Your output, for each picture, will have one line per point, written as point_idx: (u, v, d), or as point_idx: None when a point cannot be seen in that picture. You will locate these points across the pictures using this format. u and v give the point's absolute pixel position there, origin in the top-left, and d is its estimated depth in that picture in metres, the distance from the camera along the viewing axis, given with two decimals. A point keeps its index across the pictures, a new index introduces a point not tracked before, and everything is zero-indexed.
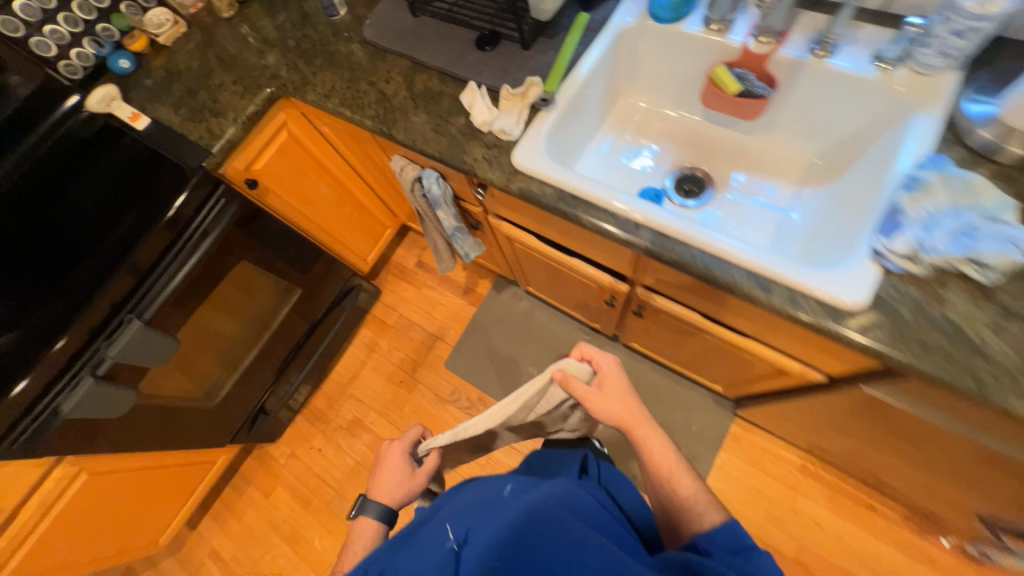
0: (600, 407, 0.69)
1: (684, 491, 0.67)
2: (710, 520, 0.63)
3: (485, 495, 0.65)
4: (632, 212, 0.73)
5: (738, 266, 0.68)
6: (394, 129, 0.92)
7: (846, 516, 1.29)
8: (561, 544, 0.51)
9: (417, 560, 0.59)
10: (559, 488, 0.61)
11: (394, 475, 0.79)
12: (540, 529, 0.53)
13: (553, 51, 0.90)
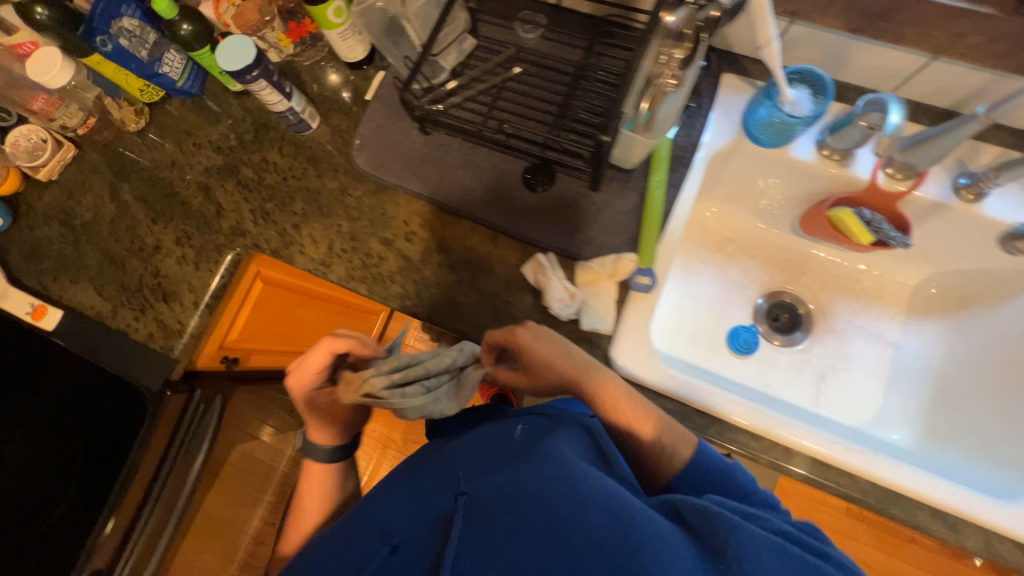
0: (535, 385, 0.61)
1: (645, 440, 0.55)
2: (680, 459, 0.53)
3: (489, 431, 0.56)
4: (789, 438, 0.60)
5: (919, 502, 0.58)
6: (438, 314, 0.70)
7: (888, 552, 1.36)
8: (568, 515, 0.40)
9: (415, 505, 0.49)
10: (578, 429, 0.52)
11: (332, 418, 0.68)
12: (548, 496, 0.42)
13: (631, 193, 0.69)
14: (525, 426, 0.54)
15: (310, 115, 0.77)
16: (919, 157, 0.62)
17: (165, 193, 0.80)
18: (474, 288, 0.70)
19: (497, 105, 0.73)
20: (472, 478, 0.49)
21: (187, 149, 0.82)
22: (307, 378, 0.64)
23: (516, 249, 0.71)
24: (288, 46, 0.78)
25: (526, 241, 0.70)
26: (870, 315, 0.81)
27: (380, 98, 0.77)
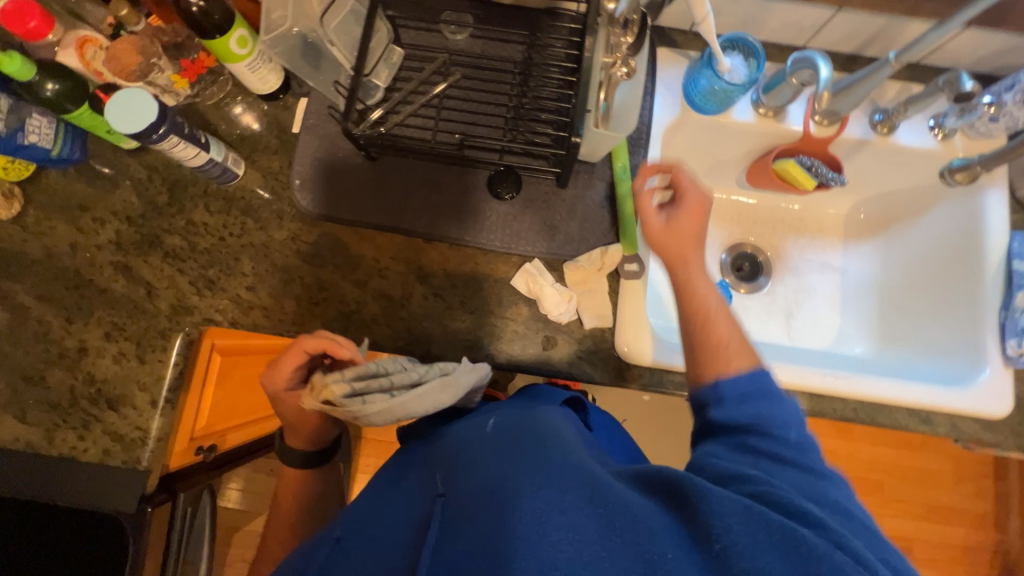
0: (659, 232, 0.58)
1: (717, 333, 0.53)
2: (736, 365, 0.50)
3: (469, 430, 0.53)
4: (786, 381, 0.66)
5: (897, 405, 0.67)
6: (437, 347, 0.67)
7: (851, 439, 1.57)
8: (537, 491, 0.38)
9: (390, 517, 0.46)
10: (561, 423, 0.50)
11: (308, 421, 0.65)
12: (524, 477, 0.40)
13: (600, 183, 0.69)
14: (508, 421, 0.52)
15: (235, 161, 0.68)
16: (842, 104, 0.69)
17: (74, 284, 0.67)
18: (467, 311, 0.67)
19: (444, 115, 0.70)
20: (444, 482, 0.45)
21: (87, 228, 0.69)
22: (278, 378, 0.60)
23: (499, 263, 0.69)
24: (186, 87, 0.68)
25: (508, 253, 0.69)
26: (817, 248, 0.89)
27: (311, 129, 0.70)
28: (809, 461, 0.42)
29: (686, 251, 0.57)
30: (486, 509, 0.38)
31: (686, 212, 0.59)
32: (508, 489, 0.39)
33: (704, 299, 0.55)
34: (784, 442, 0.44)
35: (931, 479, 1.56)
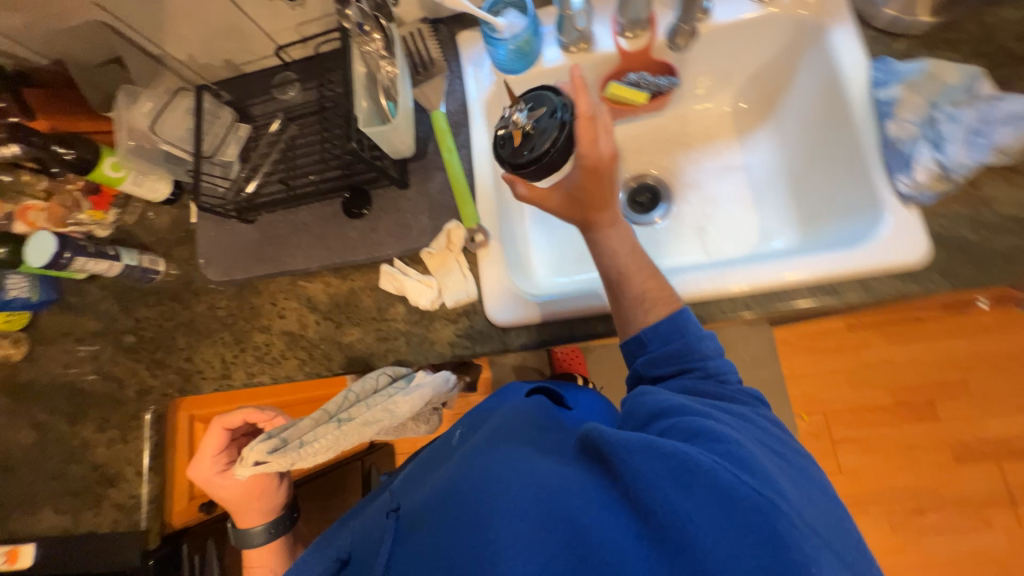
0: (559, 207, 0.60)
1: (634, 290, 0.58)
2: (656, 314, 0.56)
3: (432, 461, 0.65)
4: None
5: (795, 288, 0.61)
6: (338, 364, 0.73)
7: (907, 341, 1.37)
8: (473, 506, 0.44)
9: (362, 523, 0.57)
10: (494, 422, 0.59)
11: (253, 490, 0.77)
12: (463, 493, 0.46)
13: (437, 172, 0.74)
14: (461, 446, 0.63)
15: (153, 261, 0.82)
16: (635, 9, 0.67)
17: (73, 395, 0.84)
18: (355, 324, 0.73)
19: (297, 165, 0.78)
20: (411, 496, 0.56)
21: (72, 348, 0.86)
22: (206, 466, 0.75)
23: (371, 273, 0.74)
24: (105, 215, 0.84)
25: (375, 261, 0.74)
26: (714, 153, 0.83)
27: (202, 215, 0.82)
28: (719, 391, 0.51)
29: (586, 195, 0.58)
30: (430, 522, 0.46)
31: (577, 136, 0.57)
32: (452, 491, 0.47)
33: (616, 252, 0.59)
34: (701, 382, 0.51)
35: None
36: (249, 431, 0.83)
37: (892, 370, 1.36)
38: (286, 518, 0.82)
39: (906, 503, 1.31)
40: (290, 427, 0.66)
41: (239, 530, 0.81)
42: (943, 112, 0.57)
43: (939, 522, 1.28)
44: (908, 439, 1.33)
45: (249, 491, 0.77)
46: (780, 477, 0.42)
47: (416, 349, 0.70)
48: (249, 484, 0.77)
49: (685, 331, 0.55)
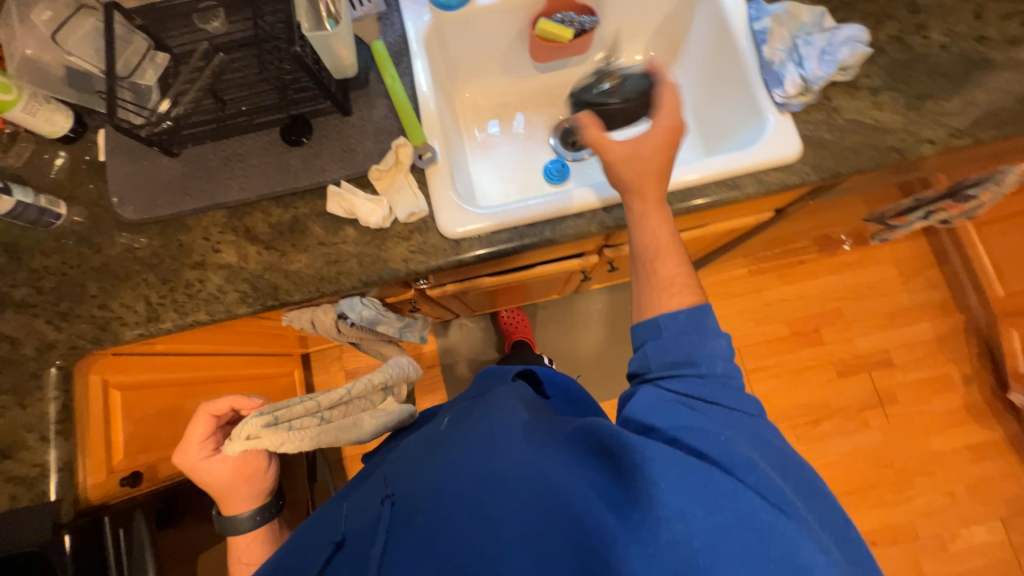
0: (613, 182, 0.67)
1: (667, 269, 0.61)
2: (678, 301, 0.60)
3: (424, 442, 0.66)
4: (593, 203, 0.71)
5: (704, 185, 0.71)
6: (285, 292, 0.71)
7: (794, 280, 1.62)
8: (491, 515, 0.49)
9: (355, 508, 0.58)
10: (493, 406, 0.64)
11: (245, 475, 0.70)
12: (480, 498, 0.50)
13: (379, 99, 0.75)
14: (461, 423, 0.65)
15: (52, 202, 0.73)
16: None
17: None
18: (301, 252, 0.72)
19: (225, 95, 0.75)
20: (409, 478, 0.58)
21: None
22: (193, 450, 0.68)
23: (316, 199, 0.73)
24: None
25: (320, 187, 0.73)
26: None
27: (114, 150, 0.75)
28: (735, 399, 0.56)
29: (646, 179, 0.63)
30: (442, 511, 0.51)
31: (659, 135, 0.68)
32: (474, 483, 0.52)
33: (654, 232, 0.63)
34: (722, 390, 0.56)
35: (880, 288, 1.61)
36: (233, 418, 0.76)
37: (786, 306, 1.61)
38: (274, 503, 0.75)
39: (805, 417, 1.53)
40: (283, 407, 0.66)
41: (222, 520, 0.73)
42: (802, 39, 0.72)
43: (831, 428, 1.52)
44: (803, 362, 1.57)
45: (238, 475, 0.70)
46: (791, 498, 0.48)
47: (368, 268, 0.70)
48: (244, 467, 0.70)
49: (699, 332, 0.58)
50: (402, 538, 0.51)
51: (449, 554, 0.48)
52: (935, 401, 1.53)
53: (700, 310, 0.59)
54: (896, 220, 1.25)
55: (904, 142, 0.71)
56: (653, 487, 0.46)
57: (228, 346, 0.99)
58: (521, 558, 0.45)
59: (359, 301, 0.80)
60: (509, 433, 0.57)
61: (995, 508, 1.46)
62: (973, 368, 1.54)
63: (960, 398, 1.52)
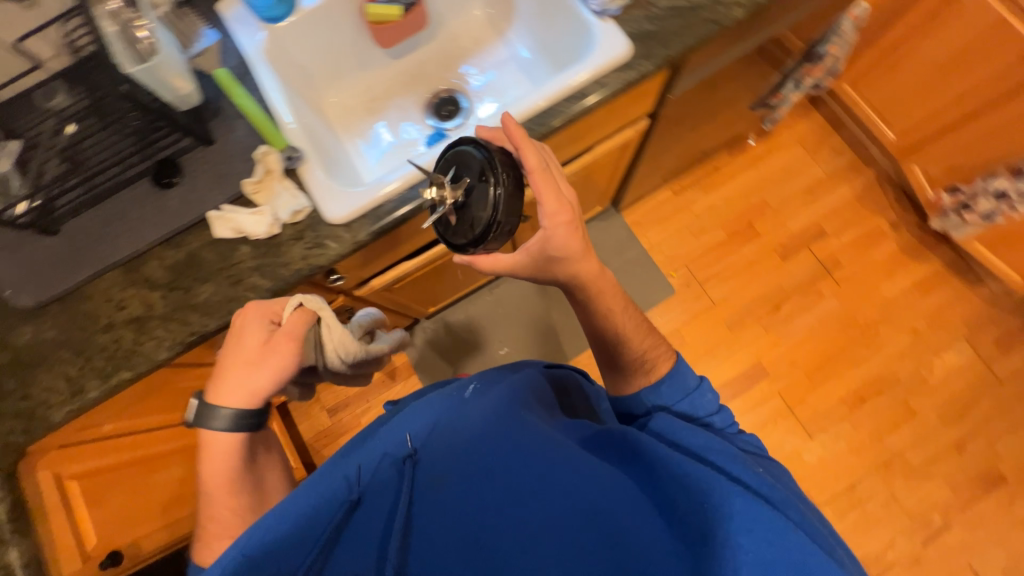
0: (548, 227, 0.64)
1: (639, 348, 0.73)
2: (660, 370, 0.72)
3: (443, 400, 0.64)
4: None
5: (555, 103, 0.76)
6: (198, 324, 0.71)
7: (715, 186, 1.70)
8: (536, 510, 0.50)
9: (374, 464, 0.57)
10: (535, 401, 0.64)
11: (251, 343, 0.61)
12: (522, 490, 0.52)
13: (237, 121, 0.78)
14: (495, 387, 0.64)
15: None
16: None
17: None
18: (204, 282, 0.73)
19: (86, 162, 0.76)
20: (432, 440, 0.59)
21: None
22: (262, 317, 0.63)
23: (205, 230, 0.75)
24: None
25: (204, 218, 0.74)
26: (486, 53, 1.00)
27: None
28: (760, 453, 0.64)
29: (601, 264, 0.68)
30: (474, 491, 0.53)
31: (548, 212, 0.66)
32: (519, 469, 0.53)
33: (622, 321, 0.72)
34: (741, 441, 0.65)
35: (792, 168, 1.70)
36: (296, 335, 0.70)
37: (716, 211, 1.68)
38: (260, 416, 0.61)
39: (766, 306, 1.60)
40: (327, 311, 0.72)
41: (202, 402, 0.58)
42: None
43: (791, 308, 1.59)
44: (749, 258, 1.63)
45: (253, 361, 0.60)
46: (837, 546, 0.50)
47: (273, 276, 0.72)
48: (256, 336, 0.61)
49: (689, 391, 0.70)
50: (428, 508, 0.53)
51: (482, 531, 0.50)
52: (874, 253, 1.61)
53: (680, 372, 0.71)
54: (775, 100, 1.38)
55: (718, 11, 0.77)
56: (691, 500, 0.49)
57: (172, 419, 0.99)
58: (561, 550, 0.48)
59: None
60: (543, 423, 0.58)
61: (957, 331, 1.55)
62: (896, 213, 1.63)
63: (894, 243, 1.62)
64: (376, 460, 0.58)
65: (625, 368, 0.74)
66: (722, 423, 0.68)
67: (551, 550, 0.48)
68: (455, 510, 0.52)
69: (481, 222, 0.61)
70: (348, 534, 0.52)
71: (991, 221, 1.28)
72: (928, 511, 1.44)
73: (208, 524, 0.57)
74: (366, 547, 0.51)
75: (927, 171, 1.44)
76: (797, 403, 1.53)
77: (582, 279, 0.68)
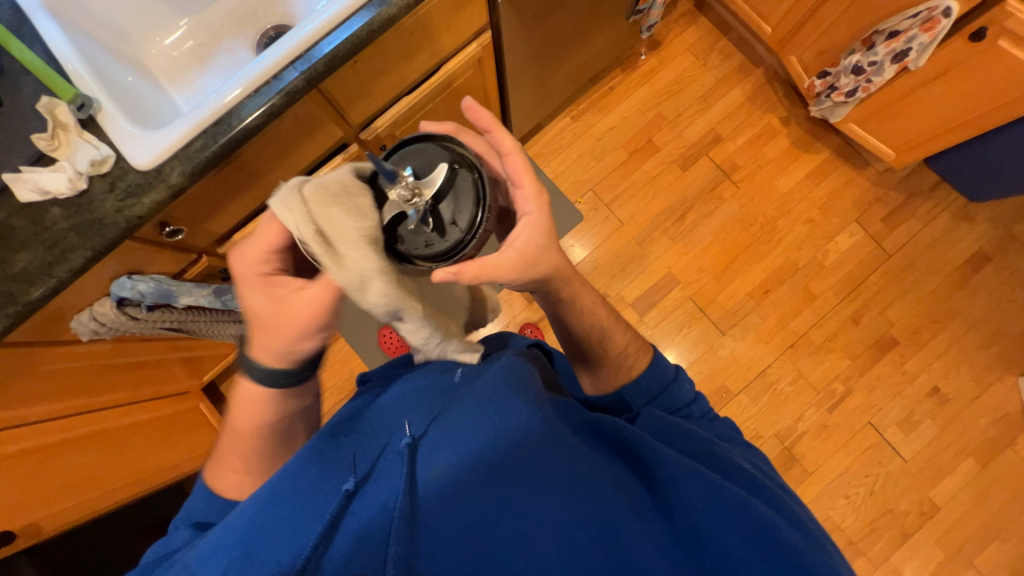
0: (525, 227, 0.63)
1: (619, 341, 0.78)
2: (639, 363, 0.76)
3: (436, 387, 0.65)
4: (255, 80, 0.71)
5: (356, 13, 0.73)
6: (20, 294, 0.69)
7: (613, 105, 1.70)
8: (544, 507, 0.51)
9: (370, 450, 0.60)
10: (536, 392, 0.64)
11: (272, 337, 0.57)
12: (527, 485, 0.52)
13: (24, 79, 0.73)
14: (493, 374, 0.65)
15: None
16: None
17: None
18: (18, 252, 0.69)
19: None
20: (432, 428, 0.59)
21: None
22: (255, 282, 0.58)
23: (10, 197, 0.71)
24: None
25: (3, 185, 0.70)
26: None
27: None
28: (745, 447, 0.68)
29: (570, 263, 0.71)
30: (477, 481, 0.53)
31: (513, 201, 0.66)
32: (525, 465, 0.54)
33: (597, 313, 0.77)
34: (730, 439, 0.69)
35: (685, 76, 1.71)
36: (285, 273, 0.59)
37: (616, 130, 1.68)
38: (296, 379, 0.61)
39: (672, 218, 1.64)
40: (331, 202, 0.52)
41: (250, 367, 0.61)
42: None
43: (695, 215, 1.64)
44: (651, 172, 1.66)
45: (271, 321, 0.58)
46: (833, 550, 0.52)
47: (93, 231, 0.70)
48: (263, 331, 0.58)
49: (666, 384, 0.74)
50: (429, 494, 0.53)
51: (487, 523, 0.50)
52: (768, 150, 1.66)
53: (657, 365, 0.75)
54: (643, 3, 1.39)
55: None
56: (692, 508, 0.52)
57: (55, 410, 0.96)
58: (565, 550, 0.49)
59: (127, 279, 0.80)
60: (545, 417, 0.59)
61: (849, 213, 1.63)
62: (786, 109, 1.68)
63: (787, 139, 1.67)
64: (373, 450, 0.60)
65: (602, 364, 0.78)
66: (699, 412, 0.73)
67: (555, 550, 0.49)
68: (458, 494, 0.53)
69: (465, 221, 0.55)
70: (345, 525, 0.52)
71: (855, 97, 1.33)
72: (831, 382, 1.57)
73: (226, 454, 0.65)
74: (369, 531, 0.51)
75: (802, 61, 1.47)
76: (708, 304, 1.61)
77: (559, 278, 0.69)
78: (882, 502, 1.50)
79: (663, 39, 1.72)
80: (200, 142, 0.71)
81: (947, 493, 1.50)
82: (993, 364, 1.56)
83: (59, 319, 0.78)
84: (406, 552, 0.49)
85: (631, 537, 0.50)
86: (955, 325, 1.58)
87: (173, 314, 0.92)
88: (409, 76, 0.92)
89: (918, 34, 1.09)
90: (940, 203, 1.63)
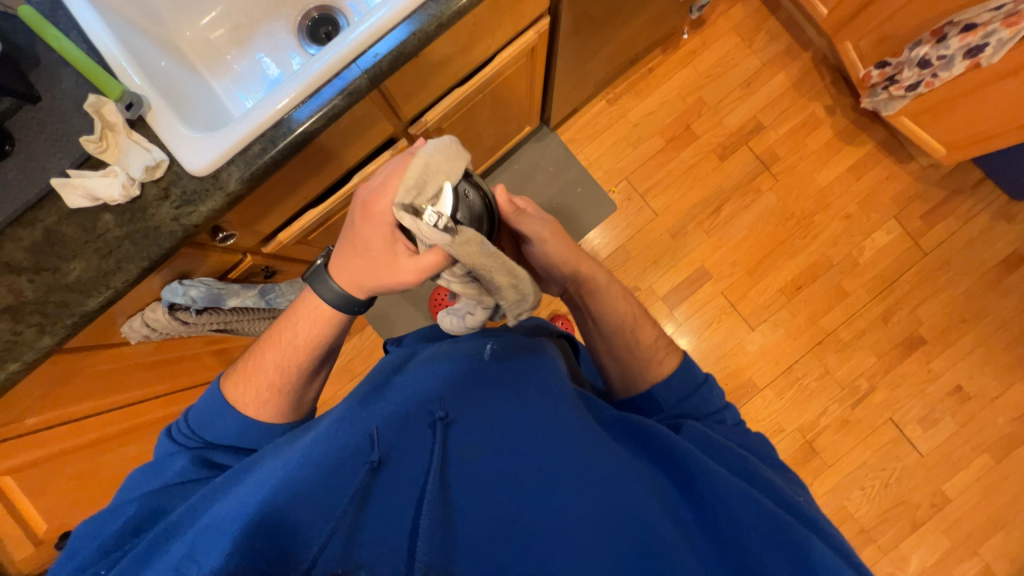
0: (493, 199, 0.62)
1: (648, 334, 0.76)
2: (668, 361, 0.74)
3: (470, 364, 0.64)
4: (316, 79, 0.66)
5: (423, 5, 0.67)
6: (76, 304, 0.66)
7: (652, 89, 1.62)
8: (576, 502, 0.50)
9: (395, 418, 0.57)
10: (567, 390, 0.64)
11: (388, 282, 0.58)
12: (560, 477, 0.52)
13: (67, 74, 0.69)
14: (528, 370, 0.65)
15: None
16: None
17: None
18: (76, 259, 0.66)
19: None
20: (467, 410, 0.58)
21: None
22: (374, 237, 0.57)
23: (58, 201, 0.67)
24: None
25: (53, 190, 0.67)
26: None
27: None
28: (778, 464, 0.65)
29: (586, 254, 0.73)
30: (510, 468, 0.53)
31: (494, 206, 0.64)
32: (557, 460, 0.53)
33: (626, 305, 0.77)
34: (766, 456, 0.65)
35: (730, 59, 1.62)
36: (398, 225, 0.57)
37: (654, 115, 1.61)
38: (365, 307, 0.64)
39: (707, 210, 1.60)
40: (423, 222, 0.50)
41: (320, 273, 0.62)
42: None
43: (731, 209, 1.60)
44: (687, 162, 1.61)
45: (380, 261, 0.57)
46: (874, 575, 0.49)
47: (150, 239, 0.66)
48: (380, 277, 0.58)
49: (697, 386, 0.72)
50: (462, 476, 0.52)
51: (518, 512, 0.50)
52: (810, 142, 1.61)
53: (687, 367, 0.74)
54: None
55: None
56: (726, 525, 0.49)
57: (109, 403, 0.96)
58: (597, 549, 0.47)
59: (179, 284, 0.78)
60: (575, 415, 0.59)
61: (887, 210, 1.60)
62: (831, 98, 1.61)
63: (830, 130, 1.61)
64: (401, 420, 0.57)
65: (631, 361, 0.74)
66: (729, 420, 0.70)
67: (588, 547, 0.47)
68: (490, 483, 0.52)
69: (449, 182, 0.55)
70: (373, 495, 0.50)
71: (916, 91, 1.28)
72: (856, 379, 1.59)
73: (265, 364, 0.66)
74: (395, 512, 0.49)
75: (858, 48, 1.39)
76: (739, 300, 1.59)
77: (566, 267, 0.71)
78: (896, 494, 1.55)
79: (708, 19, 1.62)
80: (259, 147, 0.67)
81: (959, 487, 1.54)
82: (1016, 365, 1.57)
83: (110, 326, 0.76)
84: (442, 537, 0.47)
85: (666, 549, 0.47)
86: (983, 326, 1.58)
87: (220, 315, 0.89)
88: (463, 68, 0.86)
89: (998, 28, 1.03)
90: (981, 201, 1.59)
